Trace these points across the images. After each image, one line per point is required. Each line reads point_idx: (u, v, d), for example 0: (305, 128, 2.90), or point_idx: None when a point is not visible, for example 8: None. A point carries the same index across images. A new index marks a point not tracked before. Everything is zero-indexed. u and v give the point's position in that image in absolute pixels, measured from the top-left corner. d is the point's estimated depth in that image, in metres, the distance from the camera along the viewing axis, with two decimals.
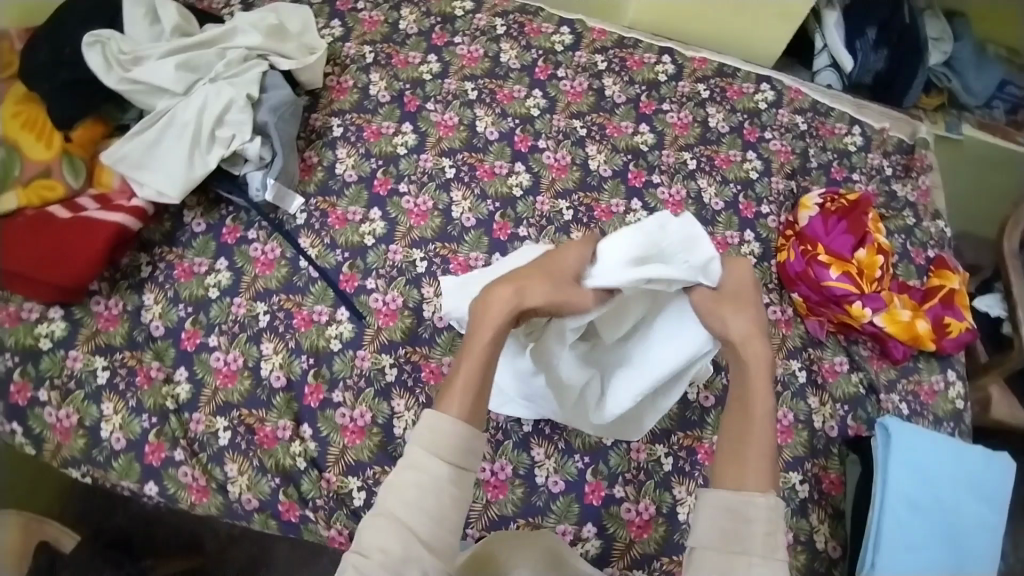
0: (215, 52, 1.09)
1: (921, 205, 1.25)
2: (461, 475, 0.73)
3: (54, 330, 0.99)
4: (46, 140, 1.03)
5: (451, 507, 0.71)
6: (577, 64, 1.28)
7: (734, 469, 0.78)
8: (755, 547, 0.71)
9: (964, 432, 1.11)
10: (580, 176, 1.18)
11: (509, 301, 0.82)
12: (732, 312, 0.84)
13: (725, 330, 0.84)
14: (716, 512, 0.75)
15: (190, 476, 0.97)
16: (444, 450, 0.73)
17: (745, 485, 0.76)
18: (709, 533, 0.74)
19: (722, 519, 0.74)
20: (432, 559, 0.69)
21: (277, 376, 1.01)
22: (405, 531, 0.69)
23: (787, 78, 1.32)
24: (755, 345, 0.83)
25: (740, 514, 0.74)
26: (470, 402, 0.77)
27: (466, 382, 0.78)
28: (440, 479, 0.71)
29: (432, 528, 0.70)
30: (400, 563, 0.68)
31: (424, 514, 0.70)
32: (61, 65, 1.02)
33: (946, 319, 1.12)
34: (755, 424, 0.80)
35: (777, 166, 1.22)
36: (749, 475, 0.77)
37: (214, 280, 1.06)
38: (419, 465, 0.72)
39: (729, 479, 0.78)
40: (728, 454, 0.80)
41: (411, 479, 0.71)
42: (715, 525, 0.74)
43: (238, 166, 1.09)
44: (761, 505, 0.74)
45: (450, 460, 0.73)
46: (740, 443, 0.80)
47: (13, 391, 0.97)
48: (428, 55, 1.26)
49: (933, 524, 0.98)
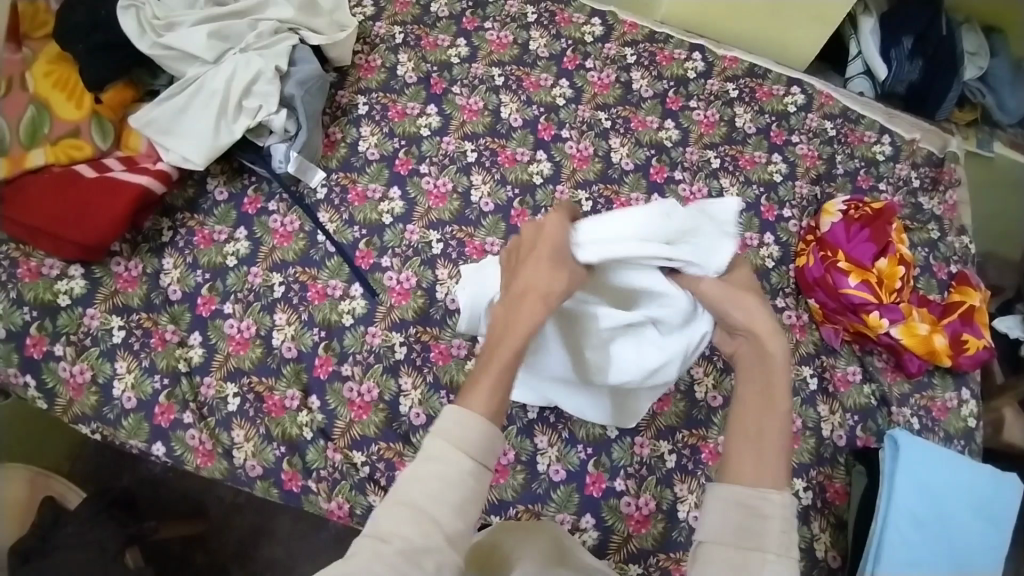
0: (247, 22, 1.10)
1: (947, 219, 1.22)
2: (482, 472, 0.62)
3: (74, 287, 1.01)
4: (76, 101, 1.04)
5: (472, 501, 0.61)
6: (606, 56, 1.27)
7: (747, 459, 0.69)
8: (771, 543, 0.63)
9: (974, 451, 1.09)
10: (602, 167, 1.17)
11: (534, 294, 0.72)
12: (756, 302, 0.78)
13: (744, 318, 0.78)
14: (727, 504, 0.66)
15: (197, 440, 0.98)
16: (471, 442, 0.62)
17: (762, 479, 0.67)
18: (720, 526, 0.65)
19: (733, 513, 0.65)
20: (451, 554, 0.58)
21: (288, 346, 1.03)
22: (421, 519, 0.58)
23: (818, 82, 1.30)
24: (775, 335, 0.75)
25: (757, 510, 0.64)
26: (498, 398, 0.65)
27: (496, 381, 0.66)
28: (462, 471, 0.60)
29: (453, 519, 0.59)
30: (418, 554, 0.57)
31: (445, 504, 0.59)
32: (97, 27, 1.03)
33: (965, 335, 1.10)
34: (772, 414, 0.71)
35: (803, 171, 1.21)
36: (767, 466, 0.68)
37: (233, 249, 1.07)
38: (434, 452, 0.61)
39: (739, 470, 0.68)
40: (739, 445, 0.70)
41: (430, 468, 0.60)
42: (726, 518, 0.65)
43: (263, 137, 1.09)
44: (777, 501, 0.65)
45: (473, 454, 0.61)
46: (752, 431, 0.71)
47: (28, 344, 0.98)
48: (457, 39, 1.26)
49: (937, 543, 0.97)
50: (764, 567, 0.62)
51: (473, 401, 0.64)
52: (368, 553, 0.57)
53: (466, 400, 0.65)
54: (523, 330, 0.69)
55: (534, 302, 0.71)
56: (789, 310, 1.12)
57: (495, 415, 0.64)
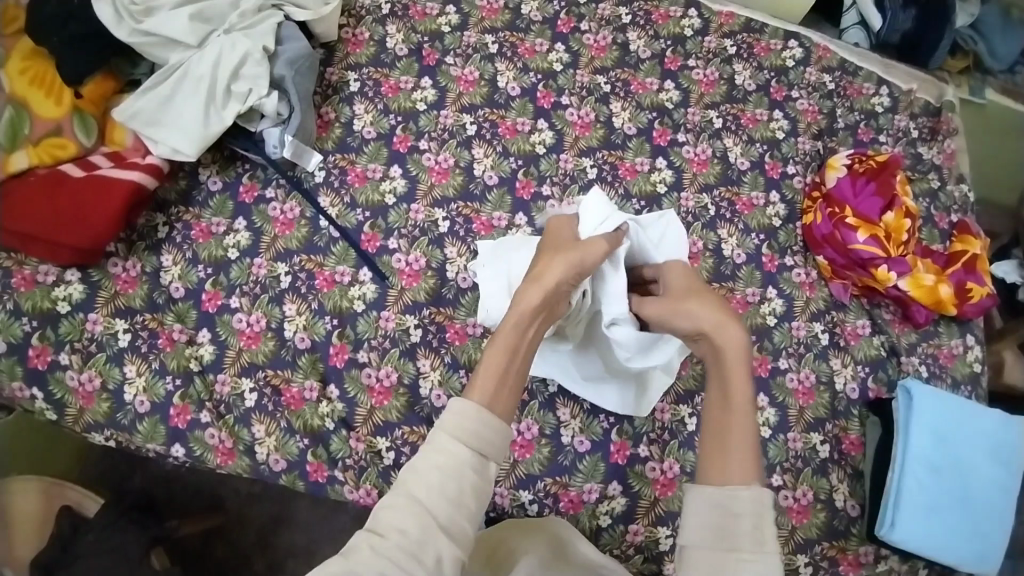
0: (229, 1, 1.05)
1: (946, 168, 1.23)
2: (483, 463, 0.66)
3: (72, 293, 0.97)
4: (55, 97, 0.99)
5: (472, 494, 0.65)
6: (601, 17, 1.24)
7: (715, 462, 0.70)
8: (746, 543, 0.64)
9: (980, 395, 1.12)
10: (604, 134, 1.15)
11: (535, 290, 0.79)
12: (697, 304, 0.80)
13: (692, 322, 0.79)
14: (702, 505, 0.67)
15: (217, 438, 0.96)
16: (473, 434, 0.66)
17: (729, 480, 0.68)
18: (698, 530, 0.66)
19: (709, 516, 0.66)
20: (455, 548, 0.63)
21: (302, 337, 1.00)
22: (420, 511, 0.62)
23: (814, 35, 1.29)
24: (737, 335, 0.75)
25: (727, 509, 0.66)
26: (495, 386, 0.70)
27: (494, 367, 0.71)
28: (461, 461, 0.65)
29: (451, 511, 0.63)
30: (417, 550, 0.61)
31: (441, 496, 0.63)
32: (69, 17, 0.97)
33: (969, 284, 1.11)
34: (730, 412, 0.72)
35: (804, 126, 1.20)
36: (734, 465, 0.69)
37: (233, 241, 1.04)
38: (435, 445, 0.65)
39: (710, 473, 0.69)
40: (709, 451, 0.71)
41: (433, 460, 0.65)
42: (702, 521, 0.66)
43: (255, 122, 1.05)
44: (745, 497, 0.66)
45: (474, 445, 0.66)
46: (720, 436, 0.71)
47: (32, 355, 0.94)
48: (446, 7, 1.21)
49: (954, 487, 1.00)
50: (740, 566, 0.63)
51: (474, 391, 0.70)
52: (368, 549, 0.61)
53: (470, 392, 0.69)
54: (519, 318, 0.76)
55: (535, 294, 0.78)
56: (799, 268, 1.12)
57: (494, 405, 0.69)
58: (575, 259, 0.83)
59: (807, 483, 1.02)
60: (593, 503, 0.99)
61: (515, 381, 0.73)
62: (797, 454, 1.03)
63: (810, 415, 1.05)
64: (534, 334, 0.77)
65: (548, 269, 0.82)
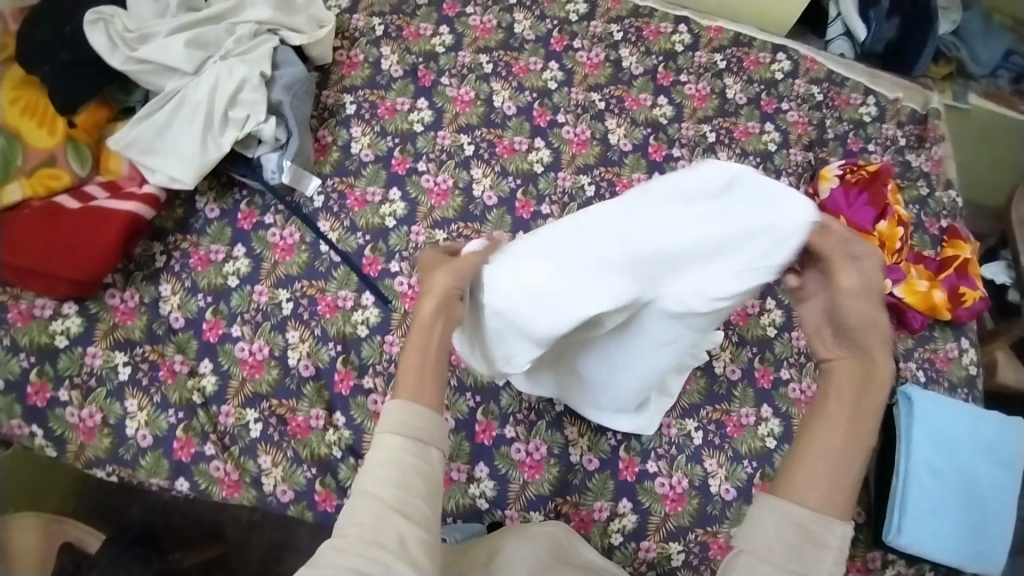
0: (225, 27, 1.04)
1: (934, 175, 1.26)
2: (425, 449, 0.67)
3: (70, 327, 0.95)
4: (48, 127, 0.97)
5: (419, 476, 0.65)
6: (593, 34, 1.25)
7: (813, 477, 0.65)
8: (820, 569, 0.61)
9: (978, 398, 1.13)
10: (601, 150, 1.16)
11: (430, 301, 0.75)
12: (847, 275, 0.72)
13: (866, 338, 0.72)
14: (782, 520, 0.63)
15: (222, 470, 0.94)
16: (408, 424, 0.67)
17: (821, 501, 0.63)
18: (767, 538, 0.62)
19: (785, 530, 0.62)
20: (414, 528, 0.62)
21: (306, 365, 0.99)
22: (373, 502, 0.62)
23: (802, 47, 1.31)
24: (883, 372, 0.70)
25: (810, 534, 0.62)
26: (415, 386, 0.70)
27: (411, 371, 0.72)
28: (401, 449, 0.65)
29: (401, 493, 0.63)
30: (377, 536, 0.61)
31: (389, 482, 0.63)
32: (63, 45, 0.97)
33: (962, 288, 1.13)
34: (847, 442, 0.66)
35: (795, 138, 1.22)
36: (843, 490, 0.64)
37: (233, 268, 1.03)
38: (377, 443, 0.66)
39: (802, 483, 0.65)
40: (830, 459, 0.66)
41: (378, 457, 0.65)
42: (777, 536, 0.62)
43: (252, 149, 1.05)
44: (837, 531, 0.62)
45: (410, 433, 0.67)
46: (828, 458, 0.66)
47: (31, 393, 0.92)
48: (440, 27, 1.22)
49: (955, 490, 1.01)
50: None
51: (400, 393, 0.70)
52: (331, 549, 0.60)
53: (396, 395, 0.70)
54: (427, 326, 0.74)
55: (428, 307, 0.74)
56: None
57: (422, 395, 0.70)
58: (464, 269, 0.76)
59: None
60: (604, 520, 0.99)
61: (433, 381, 0.72)
62: None
63: None
64: (441, 336, 0.75)
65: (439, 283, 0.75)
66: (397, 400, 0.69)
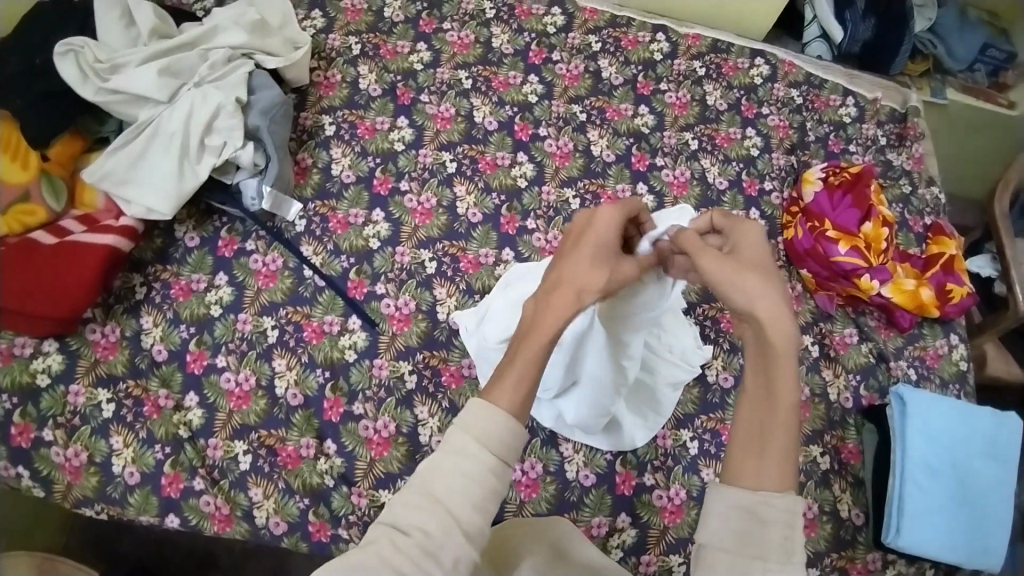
0: (197, 54, 1.03)
1: (916, 173, 1.26)
2: (505, 467, 0.57)
3: (51, 364, 0.93)
4: (21, 160, 0.93)
5: (494, 498, 0.56)
6: (571, 46, 1.25)
7: (750, 458, 0.57)
8: (771, 551, 0.53)
9: (969, 394, 1.13)
10: (584, 162, 1.15)
11: (569, 300, 0.63)
12: (759, 280, 0.61)
13: (747, 300, 0.61)
14: (726, 508, 0.56)
15: (212, 505, 0.92)
16: (497, 436, 0.57)
17: (763, 481, 0.56)
18: (720, 529, 0.56)
19: (734, 519, 0.55)
20: (471, 555, 0.55)
21: (293, 393, 0.97)
22: (440, 515, 0.54)
23: (780, 51, 1.32)
24: (773, 305, 0.60)
25: (755, 514, 0.55)
26: (524, 397, 0.59)
27: (519, 374, 0.60)
28: (485, 464, 0.56)
29: (473, 515, 0.55)
30: (436, 552, 0.53)
31: (466, 499, 0.55)
32: (34, 77, 0.95)
33: (949, 285, 1.13)
34: (778, 411, 0.58)
35: (777, 142, 1.22)
36: (771, 466, 0.56)
37: (215, 297, 1.01)
38: (454, 446, 0.56)
39: (740, 469, 0.57)
40: (741, 443, 0.59)
41: (451, 463, 0.56)
42: (725, 525, 0.55)
43: (230, 174, 1.03)
44: (778, 505, 0.55)
45: (497, 449, 0.56)
46: (758, 433, 0.58)
47: (14, 434, 0.90)
48: (417, 44, 1.21)
49: (951, 487, 1.00)
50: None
51: (499, 393, 0.59)
52: (386, 546, 0.54)
53: (491, 394, 0.59)
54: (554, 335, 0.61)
55: (567, 304, 0.62)
56: None
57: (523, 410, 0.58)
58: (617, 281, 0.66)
59: (811, 497, 1.02)
60: (603, 537, 0.98)
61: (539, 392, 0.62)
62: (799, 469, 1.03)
63: (809, 428, 1.05)
64: None
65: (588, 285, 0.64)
66: (492, 402, 0.57)
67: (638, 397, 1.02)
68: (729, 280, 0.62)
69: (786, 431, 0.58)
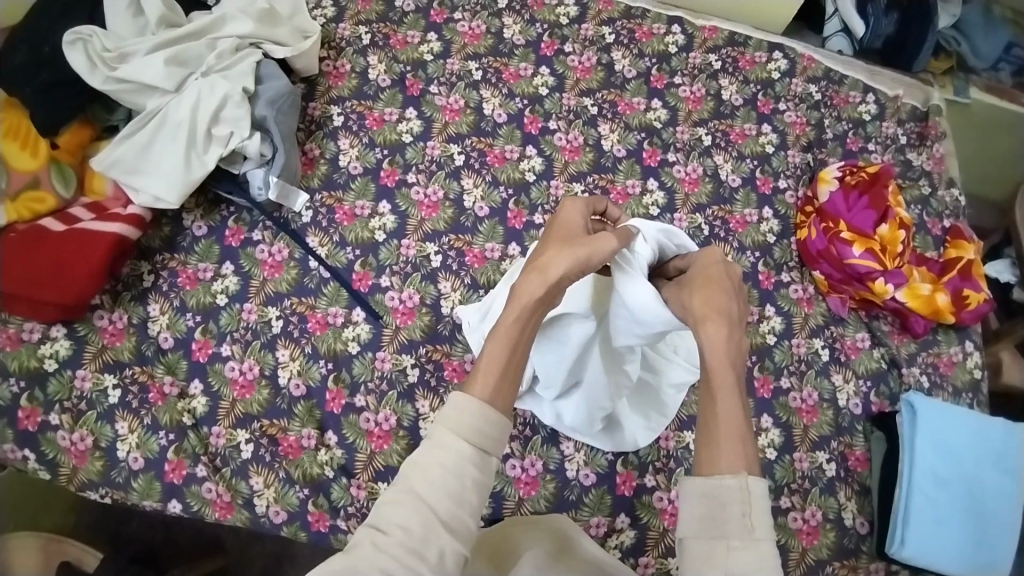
0: (205, 43, 1.03)
1: (936, 174, 1.23)
2: (485, 459, 0.63)
3: (59, 350, 0.94)
4: (31, 149, 0.96)
5: (474, 489, 0.62)
6: (584, 37, 1.23)
7: (705, 451, 0.67)
8: (732, 530, 0.61)
9: (982, 403, 1.10)
10: (594, 157, 1.14)
11: (537, 282, 0.72)
12: (693, 292, 0.76)
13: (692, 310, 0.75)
14: (692, 498, 0.64)
15: (214, 492, 0.92)
16: (474, 430, 0.63)
17: (718, 468, 0.65)
18: (689, 520, 0.64)
19: (699, 507, 0.64)
20: (454, 545, 0.59)
21: (296, 384, 0.98)
22: (423, 509, 0.59)
23: (799, 46, 1.29)
24: (705, 306, 0.74)
25: (715, 498, 0.63)
26: (496, 380, 0.67)
27: (496, 361, 0.68)
28: (461, 457, 0.61)
29: (453, 507, 0.60)
30: (419, 546, 0.58)
31: (443, 492, 0.60)
32: (43, 65, 0.96)
33: (965, 291, 1.11)
34: (718, 403, 0.69)
35: (793, 139, 1.20)
36: (722, 451, 0.66)
37: (221, 286, 1.01)
38: (436, 443, 0.62)
39: (701, 462, 0.67)
40: (698, 436, 0.69)
41: (433, 459, 0.61)
42: (692, 513, 0.64)
43: (237, 164, 1.04)
44: (731, 486, 0.63)
45: (473, 440, 0.63)
46: (708, 426, 0.68)
47: (21, 417, 0.91)
48: (427, 34, 1.20)
49: (959, 498, 0.98)
50: (729, 556, 0.60)
51: (473, 385, 0.66)
52: (369, 545, 0.58)
53: (470, 385, 0.66)
54: (522, 313, 0.71)
55: (535, 289, 0.71)
56: (795, 284, 1.11)
57: (495, 399, 0.65)
58: (583, 250, 0.73)
59: (815, 503, 1.00)
60: (601, 536, 0.97)
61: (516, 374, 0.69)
62: (804, 474, 1.01)
63: (815, 434, 1.03)
64: (536, 325, 0.72)
65: (552, 262, 0.72)
66: (468, 395, 0.65)
67: (637, 398, 1.01)
68: (682, 293, 0.78)
69: (729, 417, 0.68)
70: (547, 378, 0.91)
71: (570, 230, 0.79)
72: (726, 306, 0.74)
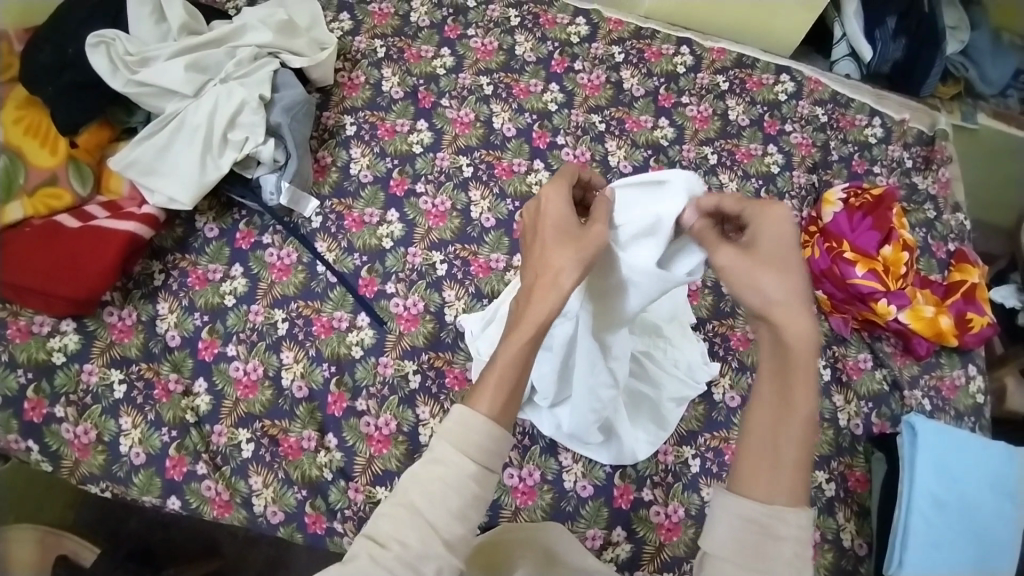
0: (225, 50, 1.07)
1: (941, 198, 1.24)
2: (487, 477, 0.59)
3: (68, 343, 0.96)
4: (51, 147, 1.00)
5: (475, 507, 0.58)
6: (594, 56, 1.26)
7: (763, 468, 0.60)
8: (779, 566, 0.57)
9: (985, 427, 1.09)
10: (600, 172, 1.15)
11: (549, 290, 0.64)
12: (771, 276, 0.62)
13: (764, 296, 0.62)
14: (735, 519, 0.59)
15: (213, 490, 0.93)
16: (478, 447, 0.59)
17: (776, 495, 0.59)
18: (728, 542, 0.58)
19: (744, 532, 0.58)
20: (452, 560, 0.56)
21: (299, 386, 0.99)
22: (421, 525, 0.56)
23: (806, 69, 1.30)
24: (789, 294, 0.61)
25: (766, 529, 0.58)
26: (504, 401, 0.62)
27: (505, 381, 0.62)
28: (463, 475, 0.58)
29: (453, 525, 0.57)
30: (416, 561, 0.55)
31: (443, 509, 0.57)
32: (66, 68, 0.99)
33: (969, 314, 1.10)
34: (789, 421, 0.60)
35: (799, 160, 1.21)
36: (782, 476, 0.59)
37: (230, 288, 1.03)
38: (437, 456, 0.59)
39: (751, 478, 0.60)
40: (753, 448, 0.61)
41: (433, 473, 0.58)
42: (734, 536, 0.58)
43: (251, 169, 1.06)
44: (789, 522, 0.58)
45: (477, 457, 0.59)
46: (770, 443, 0.60)
47: (27, 409, 0.92)
48: (441, 49, 1.23)
49: (959, 523, 0.97)
50: None
51: (478, 401, 0.61)
52: (366, 557, 0.55)
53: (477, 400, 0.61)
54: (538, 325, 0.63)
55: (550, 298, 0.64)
56: None
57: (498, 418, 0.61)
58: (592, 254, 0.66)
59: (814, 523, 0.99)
60: (597, 549, 0.97)
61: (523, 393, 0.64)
62: None
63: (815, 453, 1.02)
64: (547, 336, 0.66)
65: (563, 268, 0.65)
66: (472, 410, 0.60)
67: (638, 410, 1.01)
68: (751, 273, 0.63)
69: (800, 435, 0.60)
70: (542, 387, 0.91)
71: (564, 227, 0.69)
72: (799, 287, 0.62)
